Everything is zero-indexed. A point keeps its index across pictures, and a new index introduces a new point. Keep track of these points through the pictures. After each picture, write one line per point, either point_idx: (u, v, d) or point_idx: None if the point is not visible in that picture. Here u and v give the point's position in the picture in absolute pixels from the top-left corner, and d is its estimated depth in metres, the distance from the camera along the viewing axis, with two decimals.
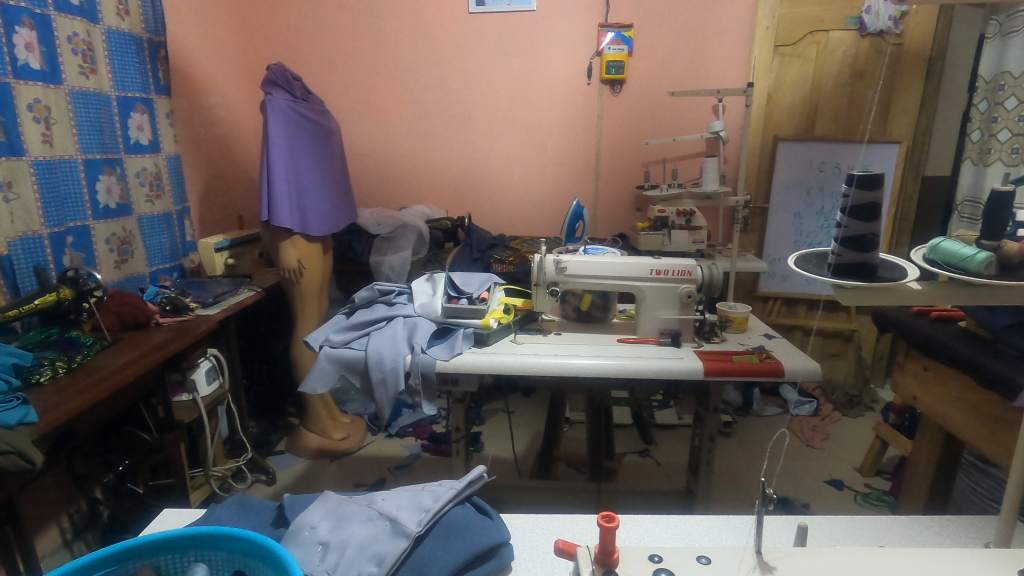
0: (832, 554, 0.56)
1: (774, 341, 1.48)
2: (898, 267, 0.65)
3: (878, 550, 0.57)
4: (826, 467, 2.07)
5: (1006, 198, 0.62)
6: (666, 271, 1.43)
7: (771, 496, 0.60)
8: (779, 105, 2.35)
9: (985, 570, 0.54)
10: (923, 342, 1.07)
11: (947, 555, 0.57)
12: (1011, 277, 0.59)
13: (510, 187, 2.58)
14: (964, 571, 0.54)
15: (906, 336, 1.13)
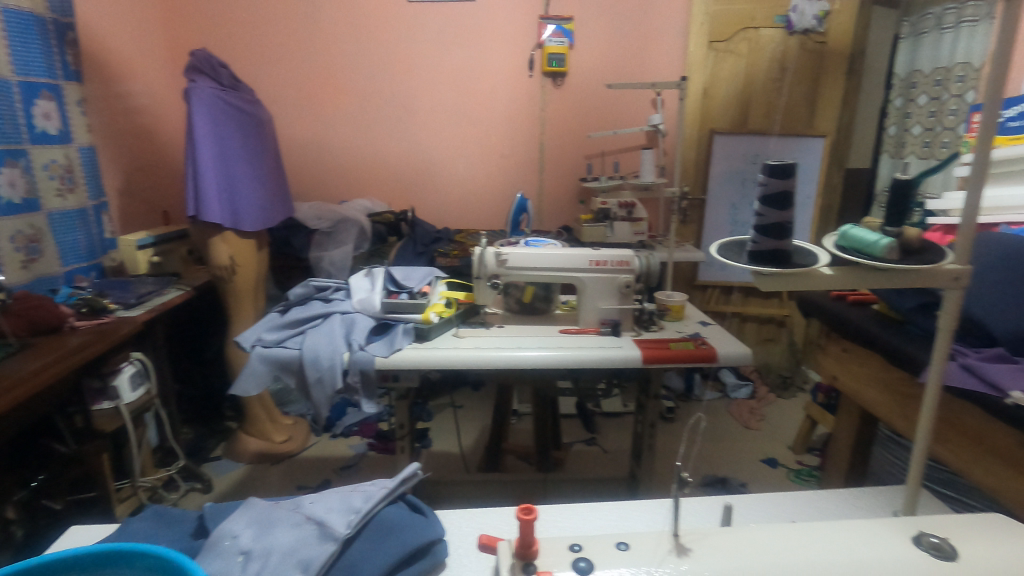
0: (746, 533, 0.58)
1: (709, 328, 1.53)
2: (811, 254, 0.68)
3: (787, 526, 0.59)
4: (763, 447, 2.16)
5: (910, 186, 0.65)
6: (605, 262, 1.45)
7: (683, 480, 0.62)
8: (715, 99, 2.42)
9: (885, 539, 0.57)
10: (840, 324, 1.13)
11: (852, 527, 0.59)
12: (912, 261, 0.63)
13: (456, 179, 2.55)
14: (869, 544, 0.56)
15: (826, 319, 1.19)
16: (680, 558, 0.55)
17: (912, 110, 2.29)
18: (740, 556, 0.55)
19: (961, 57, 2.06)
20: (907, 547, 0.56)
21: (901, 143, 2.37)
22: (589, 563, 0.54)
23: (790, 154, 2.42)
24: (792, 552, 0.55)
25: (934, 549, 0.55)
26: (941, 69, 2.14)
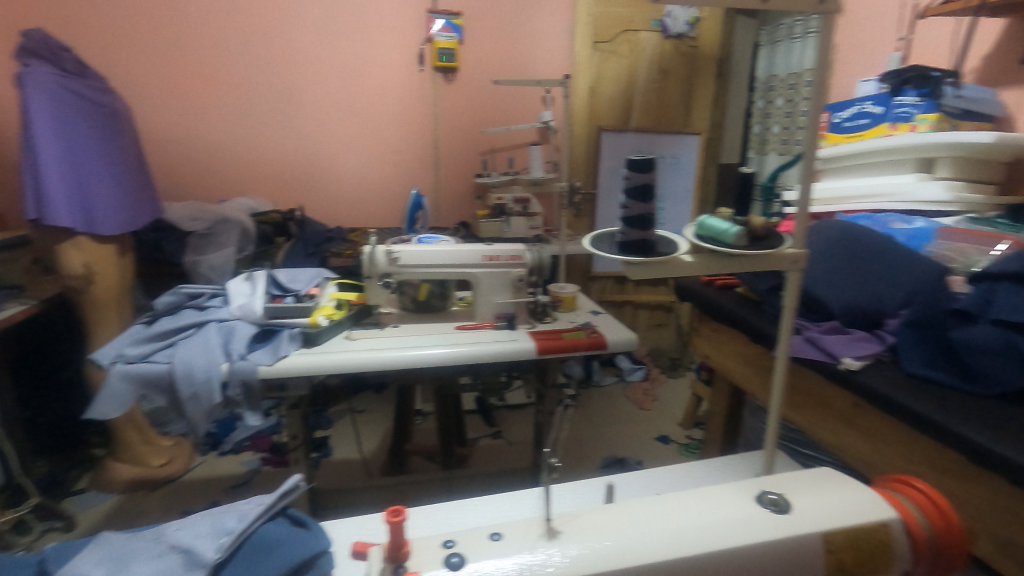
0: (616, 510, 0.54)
1: (599, 317, 1.59)
2: (673, 243, 0.73)
3: (641, 507, 0.54)
4: (656, 425, 2.31)
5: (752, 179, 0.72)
6: (497, 257, 1.47)
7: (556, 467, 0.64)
8: (601, 97, 2.53)
9: (729, 504, 0.53)
10: (709, 306, 1.22)
11: (701, 497, 0.54)
12: (758, 247, 0.70)
13: (347, 175, 2.45)
14: (718, 513, 0.51)
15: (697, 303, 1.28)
16: (550, 543, 0.49)
17: (770, 111, 2.53)
18: (605, 541, 0.49)
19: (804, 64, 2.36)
20: (750, 507, 0.52)
21: (764, 141, 2.61)
22: (461, 557, 0.48)
23: (669, 152, 2.57)
24: (651, 532, 0.50)
25: (775, 505, 0.52)
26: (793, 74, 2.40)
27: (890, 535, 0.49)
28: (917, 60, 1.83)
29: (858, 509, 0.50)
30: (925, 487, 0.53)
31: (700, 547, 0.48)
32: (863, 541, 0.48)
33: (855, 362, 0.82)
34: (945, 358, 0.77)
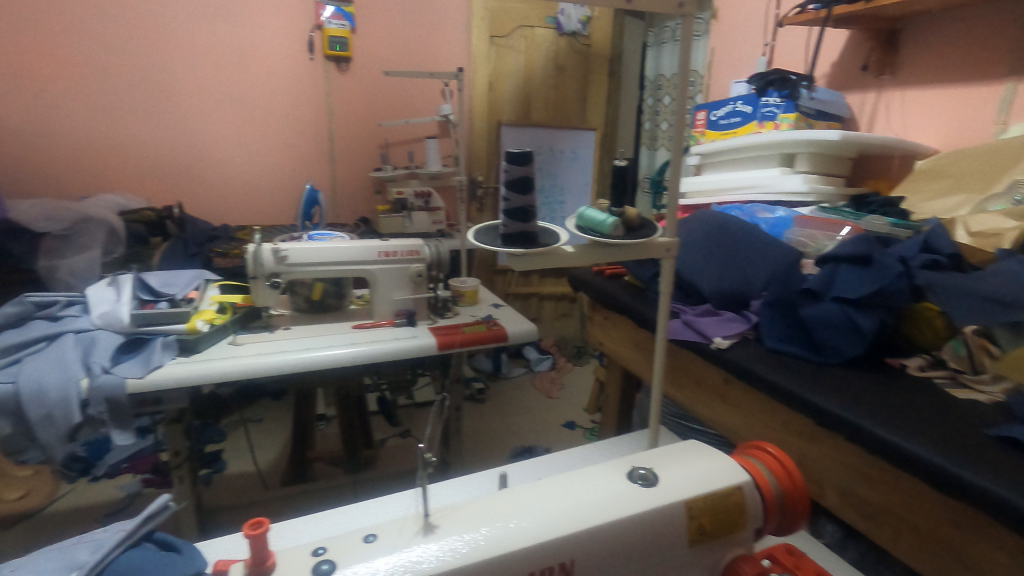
0: (494, 494, 0.50)
1: (501, 309, 1.61)
2: (555, 234, 0.75)
3: (521, 489, 0.50)
4: (563, 412, 2.38)
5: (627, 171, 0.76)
6: (394, 253, 1.43)
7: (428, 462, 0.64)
8: (500, 92, 2.54)
9: (601, 482, 0.50)
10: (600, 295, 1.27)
11: (578, 476, 0.52)
12: (633, 237, 0.74)
13: (232, 169, 2.28)
14: (594, 491, 0.49)
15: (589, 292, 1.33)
16: (426, 540, 0.44)
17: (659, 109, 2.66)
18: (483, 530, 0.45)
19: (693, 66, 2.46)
20: (620, 484, 0.50)
21: (654, 137, 2.76)
22: (331, 565, 0.42)
23: (563, 147, 2.66)
24: (531, 517, 0.46)
25: (643, 481, 0.50)
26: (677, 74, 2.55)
27: (743, 497, 0.51)
28: (780, 65, 2.02)
29: (717, 475, 0.51)
30: (776, 451, 0.56)
31: (569, 527, 0.45)
32: (720, 506, 0.49)
33: (725, 340, 0.89)
34: (797, 333, 0.86)
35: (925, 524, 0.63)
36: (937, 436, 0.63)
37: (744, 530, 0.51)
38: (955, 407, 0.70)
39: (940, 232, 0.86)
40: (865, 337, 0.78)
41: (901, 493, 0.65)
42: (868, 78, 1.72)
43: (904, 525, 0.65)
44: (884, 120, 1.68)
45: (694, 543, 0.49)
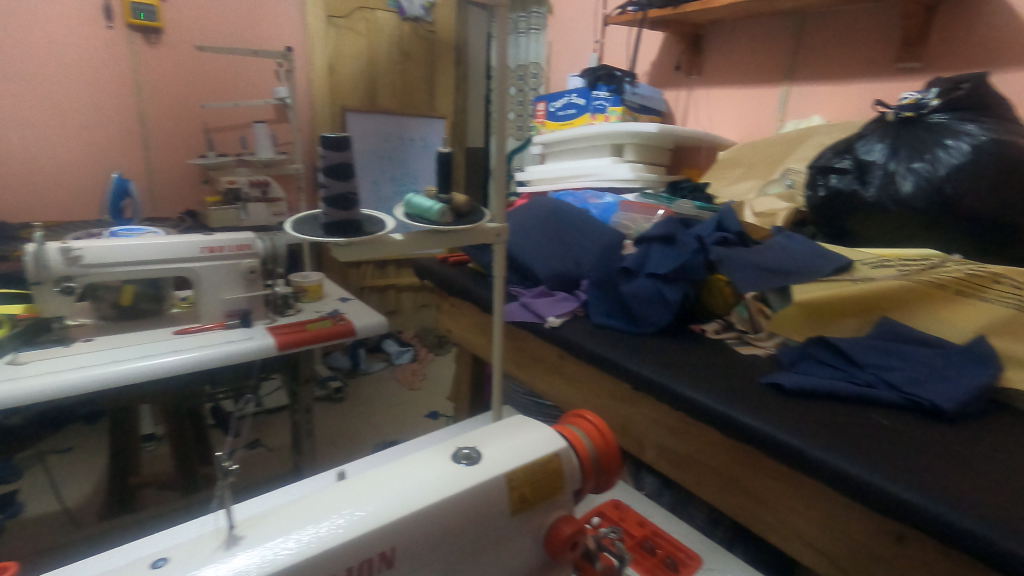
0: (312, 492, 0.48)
1: (348, 304, 1.55)
2: (382, 221, 0.73)
3: (336, 486, 0.48)
4: (427, 402, 2.32)
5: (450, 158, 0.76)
6: (220, 248, 1.29)
7: (231, 470, 0.59)
8: (342, 75, 2.42)
9: (424, 466, 0.50)
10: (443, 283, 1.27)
11: (401, 464, 0.51)
12: (461, 223, 0.75)
13: (9, 155, 1.90)
14: (414, 477, 0.49)
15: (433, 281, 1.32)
16: (226, 555, 0.41)
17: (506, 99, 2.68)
18: (291, 533, 0.42)
19: (532, 58, 2.51)
20: (444, 466, 0.50)
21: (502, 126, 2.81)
22: None
23: (414, 134, 2.62)
24: (344, 515, 0.44)
25: (467, 460, 0.51)
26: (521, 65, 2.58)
27: (561, 462, 0.54)
28: (610, 62, 2.17)
29: (537, 446, 0.54)
30: (594, 417, 0.61)
31: (391, 514, 0.45)
32: (539, 475, 0.52)
33: (557, 319, 0.94)
34: (618, 308, 0.94)
35: (717, 464, 0.73)
36: (726, 389, 0.74)
37: (563, 493, 0.55)
38: (741, 362, 0.82)
39: (729, 214, 1.00)
40: (672, 308, 0.88)
41: (700, 441, 0.75)
42: (681, 78, 1.92)
43: (703, 469, 0.76)
44: (695, 116, 1.90)
45: (516, 512, 0.51)
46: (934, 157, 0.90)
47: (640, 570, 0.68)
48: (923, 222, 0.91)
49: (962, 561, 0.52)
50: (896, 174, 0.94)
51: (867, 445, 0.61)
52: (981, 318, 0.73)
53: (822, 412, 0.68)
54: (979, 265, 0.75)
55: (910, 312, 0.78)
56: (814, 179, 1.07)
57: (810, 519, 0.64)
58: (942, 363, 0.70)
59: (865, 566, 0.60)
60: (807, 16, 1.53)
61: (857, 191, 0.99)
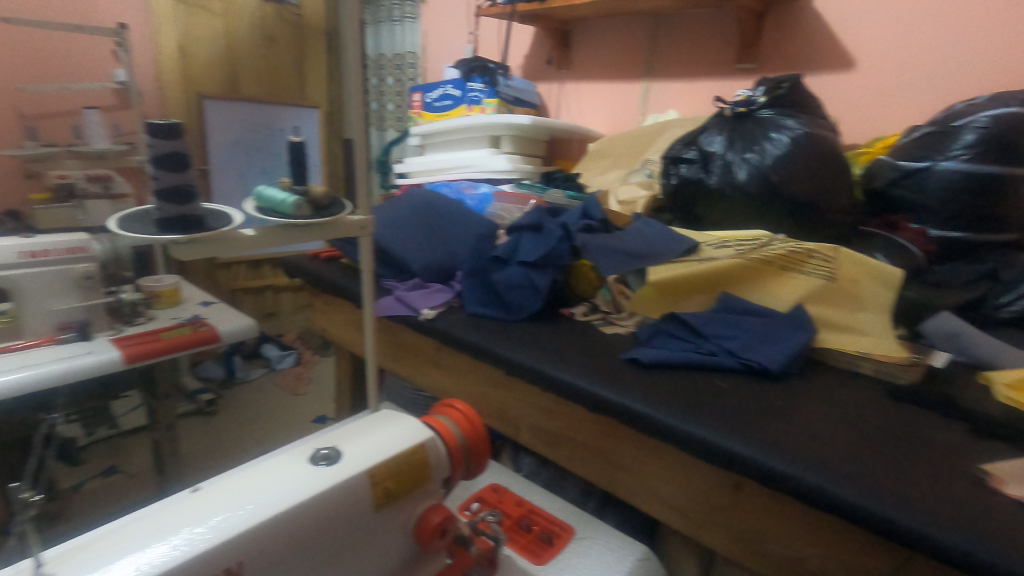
0: (144, 514, 0.44)
1: (210, 308, 1.43)
2: (228, 215, 0.68)
3: (173, 505, 0.44)
4: (312, 405, 2.13)
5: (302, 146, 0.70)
6: (43, 252, 1.11)
7: (33, 502, 0.51)
8: (197, 59, 2.16)
9: (278, 471, 0.48)
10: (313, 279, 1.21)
11: (252, 472, 0.48)
12: (319, 216, 0.72)
13: None
14: (265, 484, 0.46)
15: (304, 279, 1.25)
16: None
17: (383, 90, 2.53)
18: (113, 563, 0.38)
19: (407, 48, 2.45)
20: (299, 469, 0.48)
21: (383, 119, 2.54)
22: None
23: (283, 123, 2.45)
24: (181, 535, 0.41)
25: (325, 460, 0.49)
26: (398, 55, 2.48)
27: (427, 452, 0.54)
28: (484, 54, 2.19)
29: (401, 438, 0.53)
30: (463, 406, 0.62)
31: (235, 527, 0.42)
32: (403, 467, 0.52)
33: (431, 311, 0.94)
34: (492, 296, 0.96)
35: (587, 439, 0.78)
36: (591, 367, 0.77)
37: (431, 483, 0.55)
38: (606, 342, 0.87)
39: (593, 202, 1.05)
40: (542, 294, 0.91)
41: (570, 420, 0.79)
42: (552, 71, 1.98)
43: (574, 445, 0.79)
44: (566, 109, 1.97)
45: (380, 507, 0.50)
46: (762, 148, 1.01)
47: (515, 547, 0.70)
48: (756, 207, 1.02)
49: (786, 502, 0.60)
50: (732, 164, 1.04)
51: (711, 408, 0.68)
52: (801, 288, 0.85)
53: (675, 381, 0.74)
54: (798, 243, 0.86)
55: (747, 287, 0.88)
56: (666, 168, 1.16)
57: (667, 481, 0.70)
58: (771, 329, 0.80)
59: (714, 517, 0.66)
60: (660, 18, 1.65)
61: (702, 178, 1.08)
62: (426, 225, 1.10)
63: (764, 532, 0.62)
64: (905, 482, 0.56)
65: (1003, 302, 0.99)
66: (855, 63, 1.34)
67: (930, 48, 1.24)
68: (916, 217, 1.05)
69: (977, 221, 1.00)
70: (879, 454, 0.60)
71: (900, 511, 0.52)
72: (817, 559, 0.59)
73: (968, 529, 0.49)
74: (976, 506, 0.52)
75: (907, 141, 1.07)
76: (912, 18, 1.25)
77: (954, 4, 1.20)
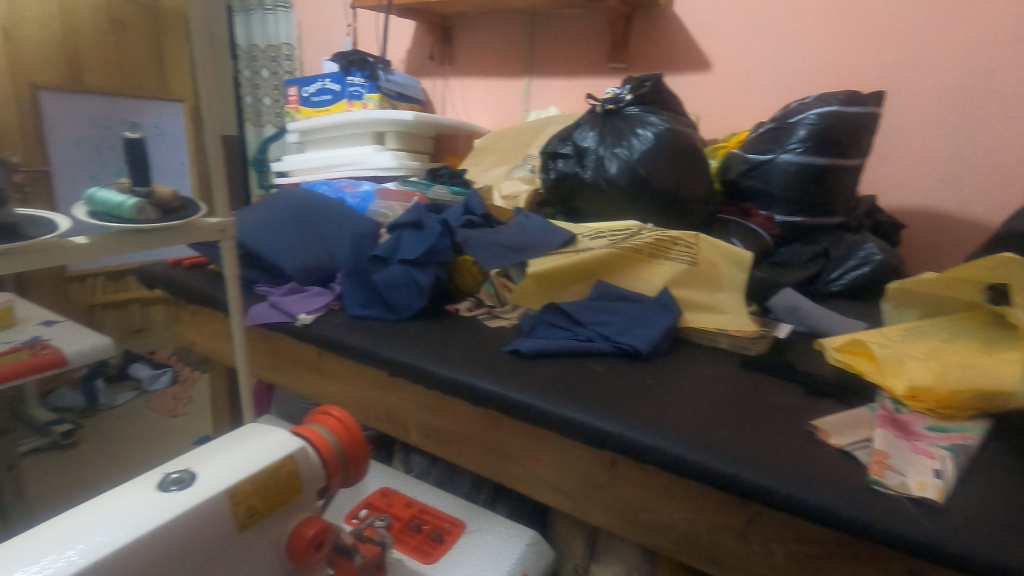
0: None
1: (54, 328, 1.26)
2: (54, 223, 0.62)
3: None
4: (193, 426, 1.91)
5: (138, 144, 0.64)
6: None
7: None
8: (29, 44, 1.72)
9: (118, 504, 0.43)
10: (175, 287, 1.10)
11: (87, 508, 0.43)
12: (167, 219, 0.66)
13: None
14: (101, 521, 0.42)
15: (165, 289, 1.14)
16: None
17: (257, 83, 2.32)
18: None
19: (283, 39, 2.27)
20: (144, 499, 0.44)
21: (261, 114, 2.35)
22: None
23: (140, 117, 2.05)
24: None
25: (175, 486, 0.45)
26: (273, 46, 2.28)
27: (296, 464, 0.51)
28: (363, 46, 2.12)
29: (265, 453, 0.50)
30: (339, 412, 0.60)
31: None
32: (268, 483, 0.49)
33: (308, 316, 0.90)
34: (373, 297, 0.93)
35: (474, 434, 0.78)
36: (475, 361, 0.78)
37: (303, 496, 0.52)
38: (490, 335, 0.88)
39: (475, 198, 1.05)
40: (425, 291, 0.91)
41: (456, 415, 0.79)
42: (434, 66, 1.96)
43: (462, 440, 0.80)
44: (451, 104, 1.96)
45: (244, 528, 0.47)
46: (630, 144, 1.07)
47: (405, 549, 0.69)
48: (627, 198, 1.08)
49: (656, 473, 0.64)
50: (604, 159, 1.09)
51: (588, 391, 0.71)
52: (668, 274, 0.91)
53: (556, 369, 0.77)
54: (664, 231, 0.92)
55: (621, 275, 0.93)
56: (546, 163, 1.19)
57: (550, 465, 0.72)
58: (642, 313, 0.85)
59: (595, 495, 0.70)
60: (538, 16, 1.69)
61: (578, 173, 1.13)
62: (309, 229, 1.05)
63: (640, 504, 0.67)
64: (754, 442, 0.62)
65: (834, 277, 1.12)
66: (710, 64, 1.46)
67: (769, 53, 1.39)
68: (764, 204, 1.17)
69: (811, 206, 1.13)
70: (733, 421, 0.66)
71: (749, 469, 0.57)
72: (685, 523, 0.64)
73: (803, 479, 0.56)
74: (808, 457, 0.60)
75: (754, 136, 1.18)
76: (755, 25, 1.39)
77: (787, 15, 1.35)
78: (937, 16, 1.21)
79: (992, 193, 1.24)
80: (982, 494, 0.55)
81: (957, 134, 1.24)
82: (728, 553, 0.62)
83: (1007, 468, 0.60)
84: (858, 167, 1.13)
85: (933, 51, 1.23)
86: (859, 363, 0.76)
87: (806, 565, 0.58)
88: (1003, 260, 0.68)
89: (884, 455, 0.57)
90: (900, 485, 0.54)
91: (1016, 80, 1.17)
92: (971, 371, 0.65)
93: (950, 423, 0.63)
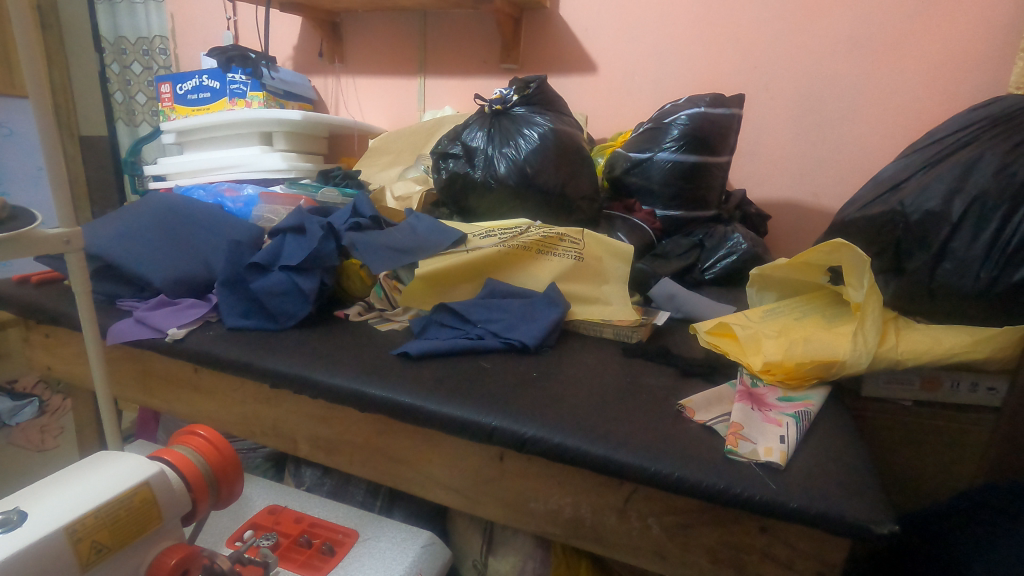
0: None
1: None
2: None
3: None
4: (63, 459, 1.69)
5: None
6: None
7: None
8: None
9: None
10: (21, 307, 0.98)
11: None
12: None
13: None
14: None
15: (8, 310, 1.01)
16: None
17: (128, 79, 2.09)
18: None
19: (155, 31, 2.05)
20: None
21: (133, 113, 2.13)
22: None
23: None
24: None
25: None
26: (145, 39, 2.06)
27: (152, 490, 0.48)
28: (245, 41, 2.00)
29: (114, 481, 0.46)
30: (207, 431, 0.56)
31: None
32: (116, 514, 0.45)
33: (179, 330, 0.83)
34: (254, 306, 0.89)
35: (365, 440, 0.77)
36: (362, 367, 0.76)
37: (162, 523, 0.49)
38: (381, 339, 0.86)
39: (363, 200, 1.03)
40: (310, 298, 0.88)
41: (346, 423, 0.77)
42: (324, 64, 1.89)
43: (354, 448, 0.78)
44: (343, 103, 1.90)
45: (88, 566, 0.43)
46: (517, 144, 1.10)
47: (292, 566, 0.66)
48: (517, 197, 1.11)
49: (542, 463, 0.66)
50: (493, 159, 1.11)
51: (476, 389, 0.72)
52: (555, 269, 0.95)
53: (446, 369, 0.77)
54: (550, 228, 0.96)
55: (510, 272, 0.95)
56: (437, 163, 1.19)
57: (442, 464, 0.72)
58: (530, 308, 0.88)
59: (487, 490, 0.71)
60: (428, 15, 1.68)
61: (468, 172, 1.13)
62: (185, 240, 0.98)
63: (529, 494, 0.68)
64: (629, 425, 0.66)
65: (707, 266, 1.20)
66: (594, 67, 1.53)
67: (648, 57, 1.47)
68: (645, 200, 1.24)
69: (685, 201, 1.22)
70: (610, 405, 0.70)
71: (623, 451, 0.61)
72: (571, 508, 0.67)
73: (670, 456, 0.60)
74: (676, 435, 0.64)
75: (635, 135, 1.24)
76: (635, 30, 1.46)
77: (660, 22, 1.43)
78: (789, 27, 1.34)
79: (838, 186, 1.39)
80: (819, 454, 0.62)
81: (808, 134, 1.39)
82: (610, 532, 0.65)
83: (841, 429, 0.68)
84: (726, 163, 1.24)
85: (787, 59, 1.36)
86: (725, 344, 0.83)
87: (677, 534, 0.62)
88: (837, 244, 0.75)
89: (739, 427, 0.62)
90: (750, 452, 0.59)
91: (854, 86, 1.32)
92: (813, 345, 0.73)
93: (796, 393, 0.71)
